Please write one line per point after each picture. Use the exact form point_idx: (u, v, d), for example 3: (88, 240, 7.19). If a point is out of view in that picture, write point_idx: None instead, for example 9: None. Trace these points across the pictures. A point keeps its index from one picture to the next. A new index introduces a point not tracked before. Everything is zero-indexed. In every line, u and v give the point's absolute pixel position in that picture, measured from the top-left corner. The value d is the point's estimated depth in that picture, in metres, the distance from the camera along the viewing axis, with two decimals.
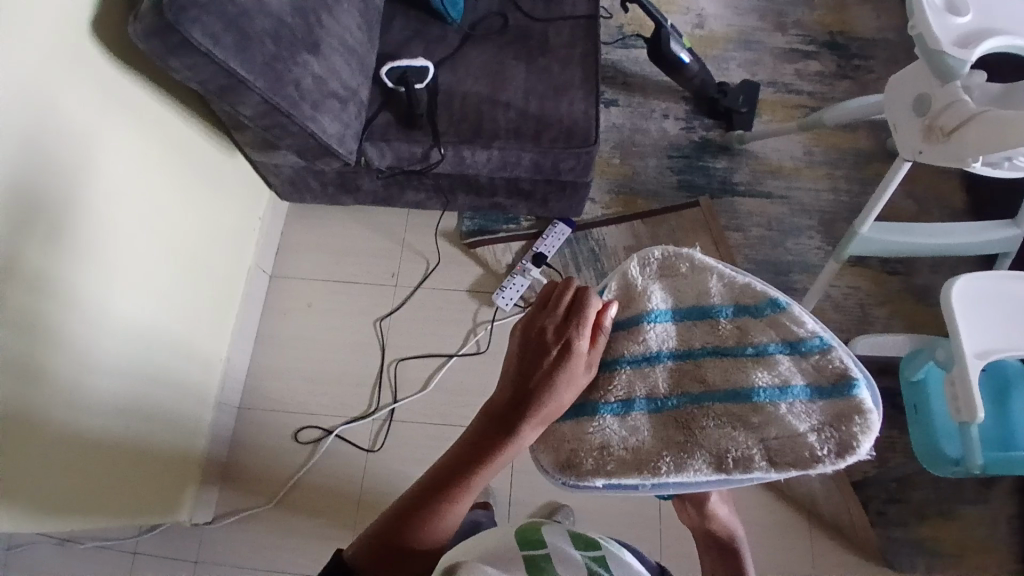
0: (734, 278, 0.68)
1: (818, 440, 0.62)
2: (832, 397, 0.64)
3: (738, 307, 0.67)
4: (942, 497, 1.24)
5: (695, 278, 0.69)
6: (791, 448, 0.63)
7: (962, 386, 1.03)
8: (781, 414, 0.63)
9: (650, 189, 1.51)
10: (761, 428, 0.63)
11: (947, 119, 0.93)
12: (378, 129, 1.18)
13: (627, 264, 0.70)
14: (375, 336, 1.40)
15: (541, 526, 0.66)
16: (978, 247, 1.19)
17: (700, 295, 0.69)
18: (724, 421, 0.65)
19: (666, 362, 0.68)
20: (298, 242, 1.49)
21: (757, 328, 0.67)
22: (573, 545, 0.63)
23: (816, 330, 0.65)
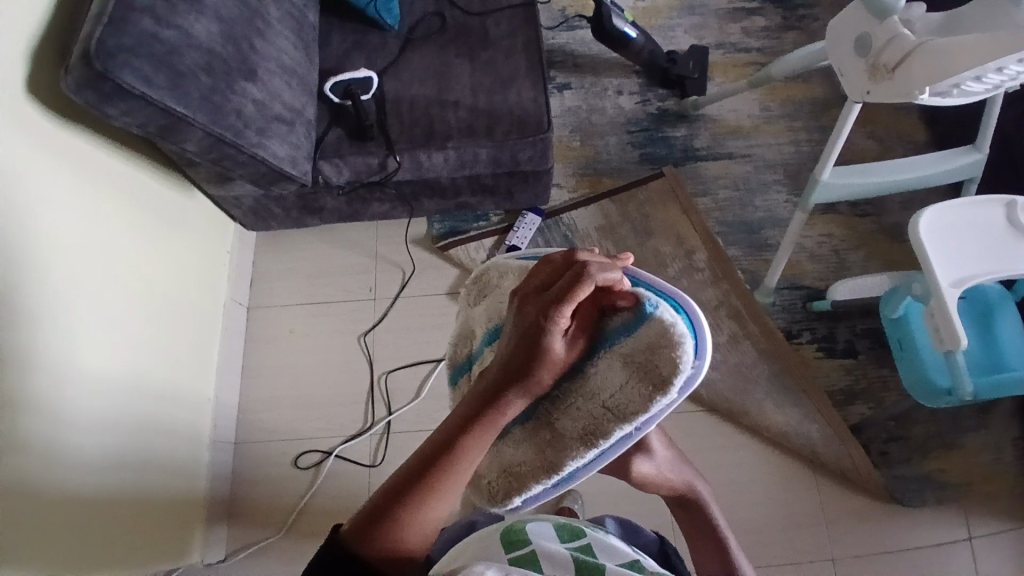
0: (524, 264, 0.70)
1: (635, 383, 0.57)
2: (635, 331, 0.58)
3: None
4: (942, 429, 1.26)
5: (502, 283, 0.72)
6: (629, 397, 0.58)
7: (942, 317, 1.04)
8: (603, 371, 0.59)
9: (613, 166, 1.51)
10: (597, 395, 0.60)
11: (890, 55, 0.94)
12: (331, 146, 1.17)
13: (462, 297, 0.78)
14: (362, 353, 1.39)
15: (528, 521, 0.68)
16: (942, 177, 1.20)
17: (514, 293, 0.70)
18: (571, 403, 0.62)
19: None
20: (271, 270, 1.48)
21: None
22: (558, 538, 0.66)
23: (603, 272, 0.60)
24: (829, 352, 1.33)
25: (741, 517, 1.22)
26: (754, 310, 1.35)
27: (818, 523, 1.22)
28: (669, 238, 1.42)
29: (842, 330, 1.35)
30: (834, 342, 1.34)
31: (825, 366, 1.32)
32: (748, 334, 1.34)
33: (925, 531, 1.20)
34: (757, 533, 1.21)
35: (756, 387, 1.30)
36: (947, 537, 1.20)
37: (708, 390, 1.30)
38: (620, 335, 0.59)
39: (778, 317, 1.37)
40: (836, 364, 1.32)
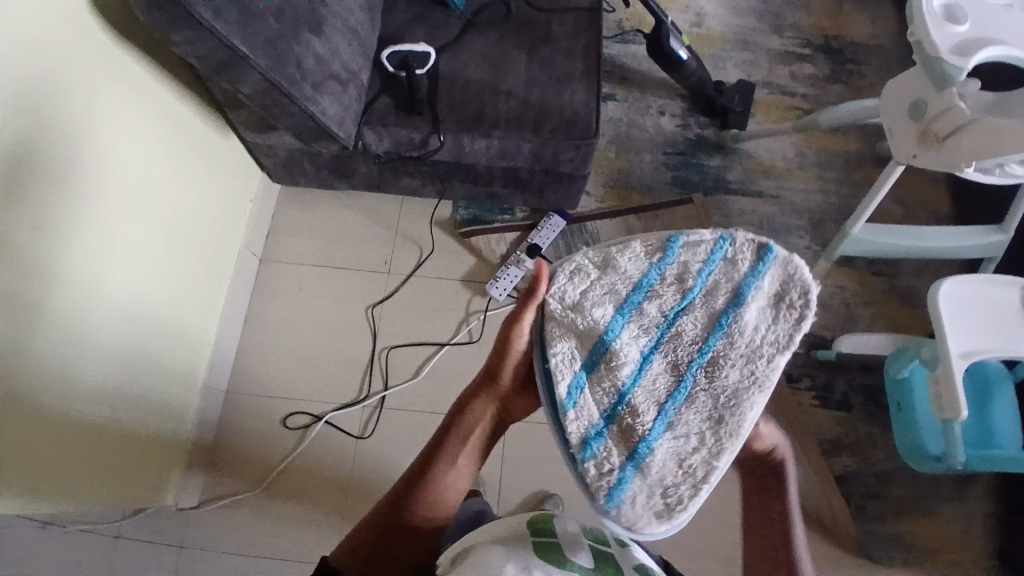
0: (605, 272, 0.72)
1: (785, 315, 0.71)
2: (767, 264, 0.71)
3: (635, 290, 0.71)
4: (922, 495, 1.28)
5: (592, 303, 0.71)
6: (777, 330, 0.71)
7: (946, 386, 1.07)
8: (747, 317, 0.71)
9: (644, 184, 1.52)
10: (747, 342, 0.71)
11: (941, 125, 0.95)
12: (378, 114, 1.16)
13: (553, 371, 0.72)
14: (366, 323, 1.39)
15: (552, 517, 0.67)
16: (965, 250, 1.22)
17: (605, 305, 0.71)
18: (722, 363, 0.71)
19: (636, 394, 0.71)
20: (290, 225, 1.47)
21: (657, 296, 0.71)
22: (583, 536, 0.65)
23: (661, 240, 0.71)
24: (825, 402, 1.35)
25: None
26: None
27: None
28: None
29: (840, 382, 1.37)
30: (831, 393, 1.36)
31: (820, 414, 1.34)
32: None
33: None
34: None
35: None
36: None
37: None
38: (751, 280, 0.71)
39: None
40: (830, 414, 1.34)
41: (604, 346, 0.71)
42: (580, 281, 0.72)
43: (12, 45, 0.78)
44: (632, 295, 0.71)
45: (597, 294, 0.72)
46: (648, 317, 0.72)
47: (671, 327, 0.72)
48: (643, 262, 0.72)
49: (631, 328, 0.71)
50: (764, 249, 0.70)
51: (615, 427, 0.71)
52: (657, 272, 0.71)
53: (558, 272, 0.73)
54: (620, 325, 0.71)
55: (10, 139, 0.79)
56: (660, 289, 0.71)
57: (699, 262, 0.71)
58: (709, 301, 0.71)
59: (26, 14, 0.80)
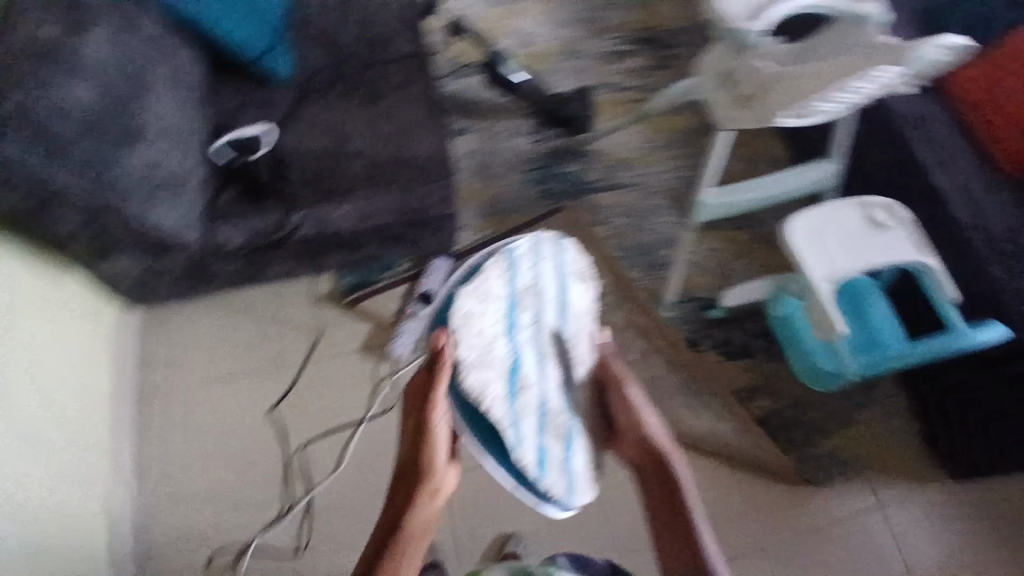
0: (483, 311, 0.83)
1: (587, 281, 0.93)
2: (565, 250, 0.92)
3: (508, 313, 0.85)
4: (829, 411, 1.42)
5: (489, 344, 0.83)
6: (589, 297, 0.93)
7: (820, 311, 1.21)
8: (574, 292, 0.91)
9: (515, 205, 1.54)
10: (581, 313, 0.91)
11: (750, 87, 1.12)
12: (225, 207, 1.09)
13: (489, 412, 0.79)
14: (272, 431, 1.26)
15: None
16: (810, 186, 1.37)
17: (498, 339, 0.83)
18: (571, 343, 0.91)
19: (545, 394, 0.87)
20: (157, 348, 1.31)
21: (523, 309, 0.87)
22: None
23: (500, 259, 0.87)
24: (728, 355, 1.47)
25: None
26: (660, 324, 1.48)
27: (745, 514, 1.32)
28: None
29: (735, 333, 1.49)
30: (731, 345, 1.48)
31: (730, 367, 1.46)
32: (658, 348, 1.46)
33: (833, 506, 1.34)
34: None
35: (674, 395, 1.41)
36: (851, 507, 1.34)
37: None
38: (564, 264, 0.91)
39: (682, 327, 1.49)
40: (736, 364, 1.46)
41: (516, 373, 0.84)
42: (475, 334, 0.82)
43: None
44: (516, 321, 0.86)
45: (491, 333, 0.83)
46: (523, 330, 0.86)
47: (546, 336, 0.89)
48: (505, 296, 0.85)
49: (522, 350, 0.86)
50: (558, 245, 0.92)
51: (548, 432, 0.85)
52: (512, 289, 0.86)
53: (456, 334, 0.82)
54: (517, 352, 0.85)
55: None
56: (522, 304, 0.87)
57: (545, 269, 0.89)
58: (552, 303, 0.89)
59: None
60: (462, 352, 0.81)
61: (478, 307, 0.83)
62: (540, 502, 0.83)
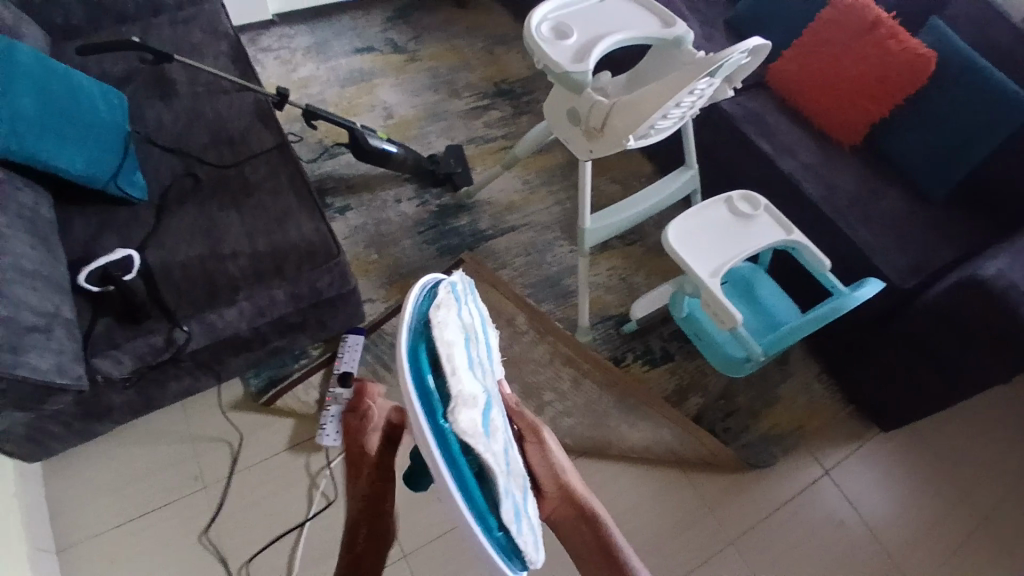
0: (445, 338, 0.51)
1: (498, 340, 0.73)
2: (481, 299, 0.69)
3: (468, 340, 0.56)
4: (757, 392, 1.47)
5: (461, 372, 0.51)
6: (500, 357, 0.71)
7: (715, 302, 1.25)
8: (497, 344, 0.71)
9: (414, 267, 1.58)
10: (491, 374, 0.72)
11: (596, 120, 1.15)
12: (104, 338, 1.07)
13: (478, 443, 0.48)
14: (211, 547, 1.23)
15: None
16: (672, 195, 1.46)
17: (466, 368, 0.52)
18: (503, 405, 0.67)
19: (509, 450, 0.57)
20: (71, 496, 1.26)
21: (476, 342, 0.58)
22: None
23: (438, 285, 0.58)
24: (652, 363, 1.50)
25: (642, 539, 1.28)
26: (581, 349, 1.47)
27: (703, 514, 1.32)
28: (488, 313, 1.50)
29: (653, 340, 1.53)
30: (653, 353, 1.51)
31: (654, 375, 1.48)
32: (585, 372, 1.45)
33: (784, 483, 1.37)
34: (656, 549, 1.28)
35: (609, 416, 1.39)
36: (800, 480, 1.37)
37: (572, 435, 1.38)
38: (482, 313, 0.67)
39: (602, 348, 1.51)
40: (661, 370, 1.49)
41: (488, 413, 0.53)
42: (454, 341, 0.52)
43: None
44: (475, 356, 0.56)
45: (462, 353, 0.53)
46: (479, 366, 0.57)
47: (494, 386, 0.62)
48: (466, 315, 0.58)
49: (490, 389, 0.59)
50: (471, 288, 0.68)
51: (518, 483, 0.56)
52: (463, 317, 0.57)
53: (439, 337, 0.51)
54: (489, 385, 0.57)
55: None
56: (473, 338, 0.58)
57: (476, 311, 0.63)
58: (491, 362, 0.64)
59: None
60: (455, 382, 0.49)
61: (445, 312, 0.54)
62: (515, 565, 0.52)
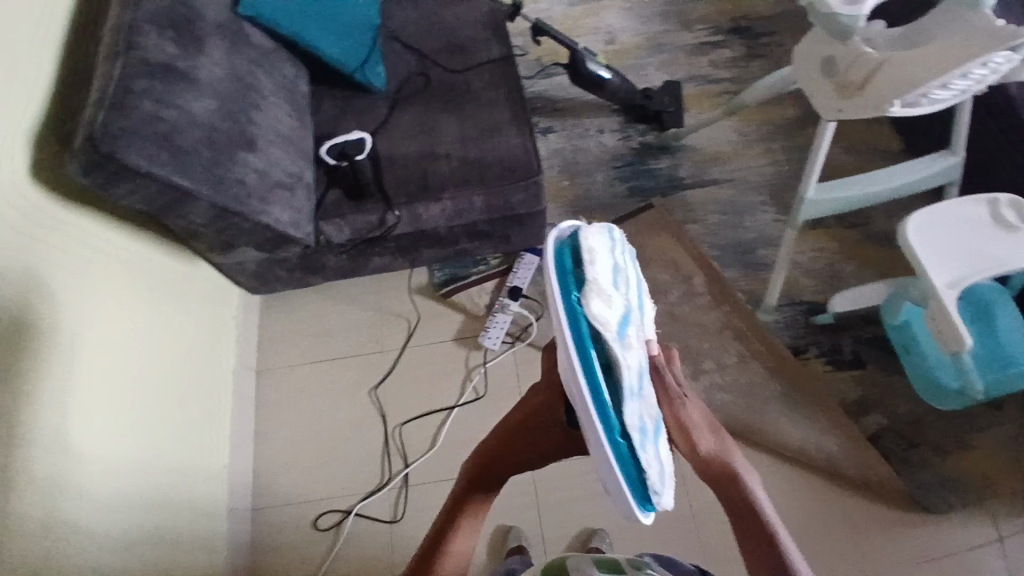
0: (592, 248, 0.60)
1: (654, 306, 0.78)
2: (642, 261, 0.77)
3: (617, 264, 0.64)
4: (958, 428, 1.26)
5: (602, 279, 0.59)
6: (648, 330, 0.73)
7: (943, 317, 1.08)
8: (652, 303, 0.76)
9: (602, 202, 1.56)
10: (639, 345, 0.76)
11: (855, 75, 1.00)
12: (330, 207, 1.21)
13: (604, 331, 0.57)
14: (374, 407, 1.40)
15: (564, 563, 0.70)
16: (922, 183, 1.24)
17: (609, 281, 0.61)
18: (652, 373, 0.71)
19: (643, 373, 0.64)
20: (276, 332, 1.49)
21: (626, 274, 0.66)
22: (597, 568, 0.68)
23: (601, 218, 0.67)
24: (837, 364, 1.34)
25: None
26: (758, 329, 1.37)
27: (846, 536, 1.20)
28: (666, 266, 1.46)
29: (846, 340, 1.36)
30: (841, 354, 1.35)
31: (835, 377, 1.33)
32: (754, 353, 1.36)
33: (962, 537, 1.19)
34: None
35: (770, 406, 1.31)
36: (979, 539, 1.18)
37: (725, 411, 1.31)
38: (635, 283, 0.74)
39: (783, 333, 1.38)
40: (845, 375, 1.33)
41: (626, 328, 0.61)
42: (598, 267, 0.60)
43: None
44: (623, 283, 0.64)
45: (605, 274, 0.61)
46: (626, 292, 0.64)
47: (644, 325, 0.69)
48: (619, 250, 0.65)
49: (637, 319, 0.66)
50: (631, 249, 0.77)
51: (647, 405, 0.62)
52: (615, 246, 0.66)
53: (586, 247, 0.60)
54: (633, 313, 0.64)
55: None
56: (624, 269, 0.66)
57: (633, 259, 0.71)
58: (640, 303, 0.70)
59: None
60: (594, 282, 0.58)
61: (597, 234, 0.63)
62: (628, 470, 0.57)
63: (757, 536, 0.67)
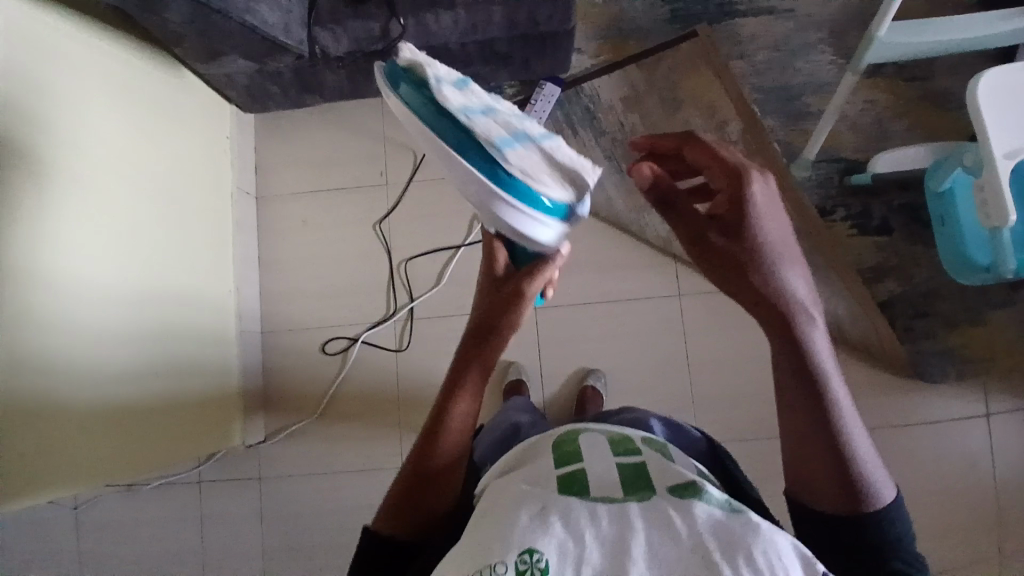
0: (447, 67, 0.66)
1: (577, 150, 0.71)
2: None
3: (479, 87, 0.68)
4: (971, 305, 1.24)
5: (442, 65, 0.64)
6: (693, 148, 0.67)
7: (992, 191, 0.99)
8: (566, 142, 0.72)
9: (638, 26, 1.36)
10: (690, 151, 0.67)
11: None
12: (327, 11, 1.04)
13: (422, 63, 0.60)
14: (378, 241, 1.36)
15: (579, 435, 0.65)
16: (1013, 36, 1.06)
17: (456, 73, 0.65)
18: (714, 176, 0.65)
19: (500, 116, 0.62)
20: (274, 154, 1.40)
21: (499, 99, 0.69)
22: (609, 450, 0.62)
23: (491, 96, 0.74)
24: (862, 229, 1.28)
25: None
26: (787, 186, 1.29)
27: None
28: (700, 109, 1.32)
29: (877, 205, 1.28)
30: (868, 219, 1.28)
31: (858, 243, 1.28)
32: None
33: (945, 406, 1.23)
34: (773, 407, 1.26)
35: None
36: (957, 408, 1.23)
37: None
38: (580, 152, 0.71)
39: (812, 193, 1.30)
40: (868, 241, 1.28)
41: (467, 87, 0.63)
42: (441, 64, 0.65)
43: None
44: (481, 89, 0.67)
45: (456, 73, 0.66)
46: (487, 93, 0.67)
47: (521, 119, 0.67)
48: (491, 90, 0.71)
49: (499, 105, 0.67)
50: None
51: (491, 119, 0.60)
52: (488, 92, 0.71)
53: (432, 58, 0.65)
54: (484, 95, 0.66)
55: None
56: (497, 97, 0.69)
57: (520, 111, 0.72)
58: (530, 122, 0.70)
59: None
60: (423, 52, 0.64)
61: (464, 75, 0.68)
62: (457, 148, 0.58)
63: (802, 380, 0.59)
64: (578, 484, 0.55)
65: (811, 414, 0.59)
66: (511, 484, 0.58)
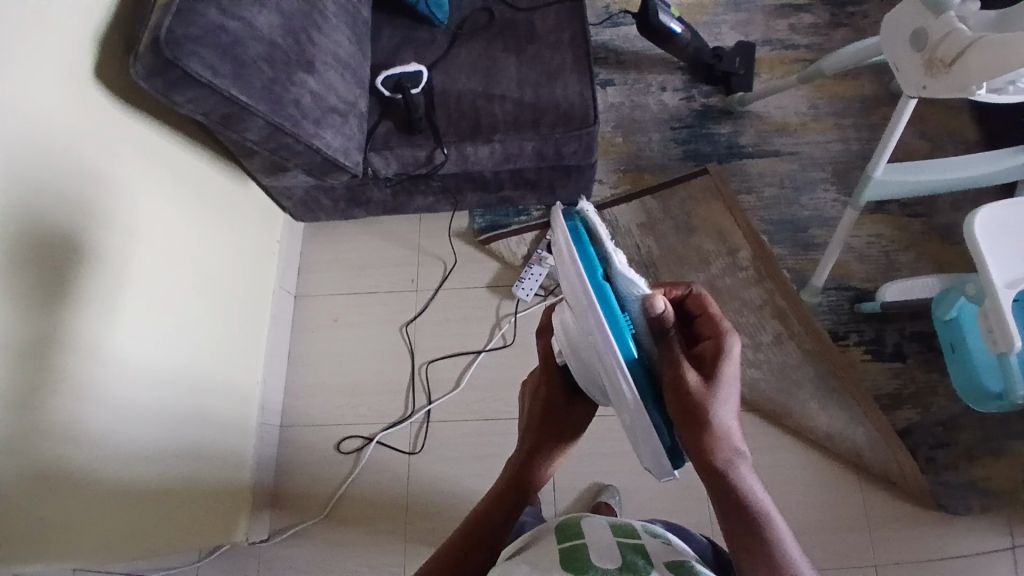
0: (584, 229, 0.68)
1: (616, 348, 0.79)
2: None
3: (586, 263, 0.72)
4: (992, 436, 1.22)
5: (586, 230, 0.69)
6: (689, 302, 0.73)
7: (996, 318, 1.02)
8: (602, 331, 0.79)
9: (655, 163, 1.51)
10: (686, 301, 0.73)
11: (946, 50, 0.88)
12: (381, 138, 1.21)
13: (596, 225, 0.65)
14: (403, 343, 1.42)
15: (582, 517, 0.66)
16: (997, 177, 1.17)
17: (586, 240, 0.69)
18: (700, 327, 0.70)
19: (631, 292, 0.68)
20: (317, 260, 1.52)
21: None
22: (611, 533, 0.63)
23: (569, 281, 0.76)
24: (876, 355, 1.30)
25: (787, 520, 1.20)
26: (801, 309, 1.33)
27: (858, 527, 1.19)
28: (712, 236, 1.42)
29: (890, 332, 1.32)
30: (882, 346, 1.31)
31: (873, 368, 1.29)
32: (792, 334, 1.32)
33: (977, 544, 1.16)
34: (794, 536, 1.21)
35: (799, 388, 1.28)
36: (990, 547, 1.16)
37: (751, 390, 1.28)
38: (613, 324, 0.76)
39: (824, 317, 1.34)
40: (883, 367, 1.29)
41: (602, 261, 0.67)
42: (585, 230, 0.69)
43: (14, 123, 0.81)
44: None
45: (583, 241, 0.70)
46: None
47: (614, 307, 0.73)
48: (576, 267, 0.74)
49: None
50: None
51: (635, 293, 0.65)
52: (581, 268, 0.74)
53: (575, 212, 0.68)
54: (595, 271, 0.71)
55: (21, 223, 0.82)
56: None
57: None
58: None
59: (27, 93, 0.83)
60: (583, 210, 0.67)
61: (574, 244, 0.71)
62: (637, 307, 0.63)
63: (742, 506, 0.66)
64: (579, 563, 0.57)
65: (752, 534, 0.66)
66: (516, 564, 0.59)
